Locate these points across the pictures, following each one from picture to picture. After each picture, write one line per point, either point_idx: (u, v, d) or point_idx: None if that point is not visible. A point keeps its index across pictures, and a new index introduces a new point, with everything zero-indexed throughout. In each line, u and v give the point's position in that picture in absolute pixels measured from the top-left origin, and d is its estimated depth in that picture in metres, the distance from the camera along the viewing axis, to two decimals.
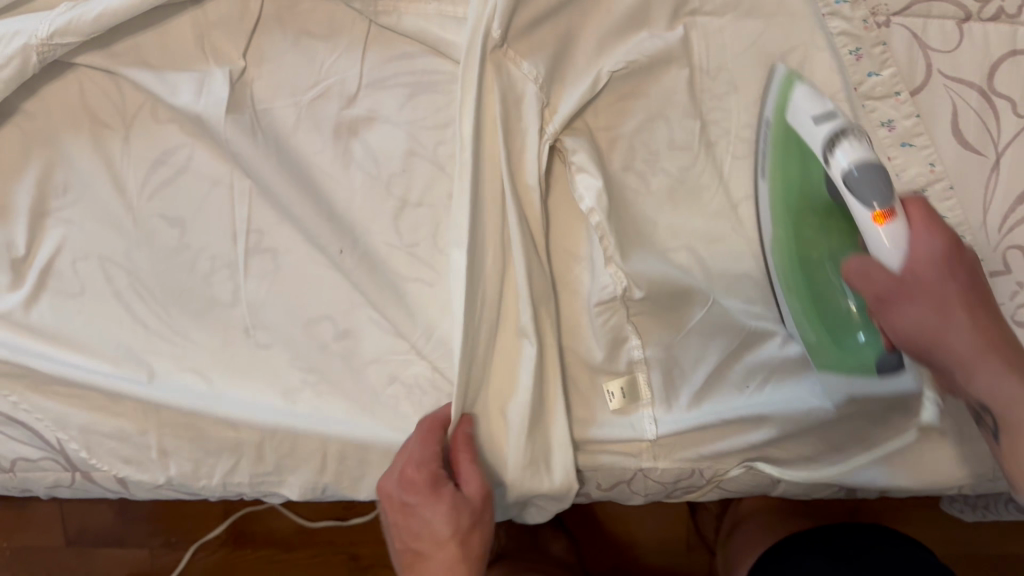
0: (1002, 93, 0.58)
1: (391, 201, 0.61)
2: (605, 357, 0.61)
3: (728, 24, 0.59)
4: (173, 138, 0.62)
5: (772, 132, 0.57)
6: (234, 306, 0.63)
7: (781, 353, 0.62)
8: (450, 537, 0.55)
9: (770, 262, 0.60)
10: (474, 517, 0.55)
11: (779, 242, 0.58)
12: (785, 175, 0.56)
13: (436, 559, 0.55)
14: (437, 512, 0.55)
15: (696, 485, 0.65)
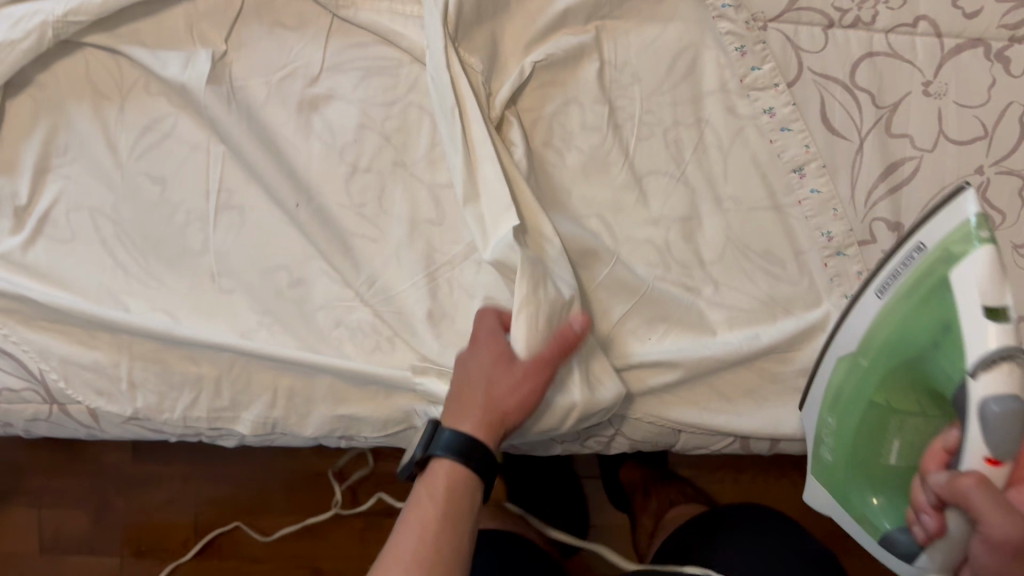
0: (863, 87, 0.69)
1: (344, 166, 0.71)
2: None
3: (632, 26, 0.71)
4: (162, 108, 0.72)
5: (921, 264, 0.56)
6: (203, 255, 0.72)
7: (678, 309, 0.71)
8: (485, 386, 0.62)
9: (835, 372, 0.64)
10: (509, 374, 0.62)
11: (861, 369, 0.61)
12: (903, 315, 0.57)
13: (462, 399, 0.63)
14: (486, 369, 0.62)
15: (604, 433, 0.74)
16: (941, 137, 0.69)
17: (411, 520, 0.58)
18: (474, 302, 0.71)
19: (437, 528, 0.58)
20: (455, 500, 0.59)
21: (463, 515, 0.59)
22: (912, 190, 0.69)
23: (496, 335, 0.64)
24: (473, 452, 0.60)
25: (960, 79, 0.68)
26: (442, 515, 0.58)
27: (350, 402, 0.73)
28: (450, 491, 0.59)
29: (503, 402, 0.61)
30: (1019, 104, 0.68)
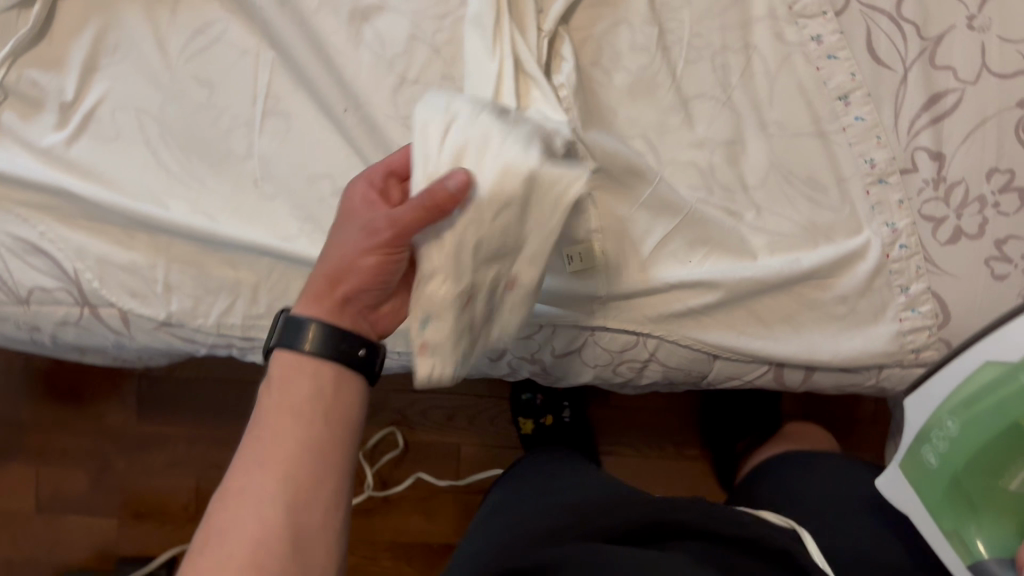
0: (909, 18, 0.70)
1: (392, 77, 0.72)
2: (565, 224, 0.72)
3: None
4: (214, 13, 0.73)
5: None
6: (247, 159, 0.72)
7: (720, 230, 0.71)
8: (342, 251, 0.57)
9: (976, 374, 0.63)
10: (376, 233, 0.56)
11: (1012, 388, 0.60)
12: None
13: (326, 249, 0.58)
14: (347, 239, 0.57)
15: (639, 359, 0.74)
16: (984, 70, 0.70)
17: (260, 423, 0.52)
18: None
19: (281, 423, 0.52)
20: (301, 394, 0.53)
21: (304, 409, 0.52)
22: (954, 121, 0.70)
23: (378, 192, 0.59)
24: (342, 343, 0.55)
25: (1005, 14, 0.69)
26: (293, 405, 0.53)
27: None
28: (297, 388, 0.53)
29: (345, 268, 0.56)
30: None
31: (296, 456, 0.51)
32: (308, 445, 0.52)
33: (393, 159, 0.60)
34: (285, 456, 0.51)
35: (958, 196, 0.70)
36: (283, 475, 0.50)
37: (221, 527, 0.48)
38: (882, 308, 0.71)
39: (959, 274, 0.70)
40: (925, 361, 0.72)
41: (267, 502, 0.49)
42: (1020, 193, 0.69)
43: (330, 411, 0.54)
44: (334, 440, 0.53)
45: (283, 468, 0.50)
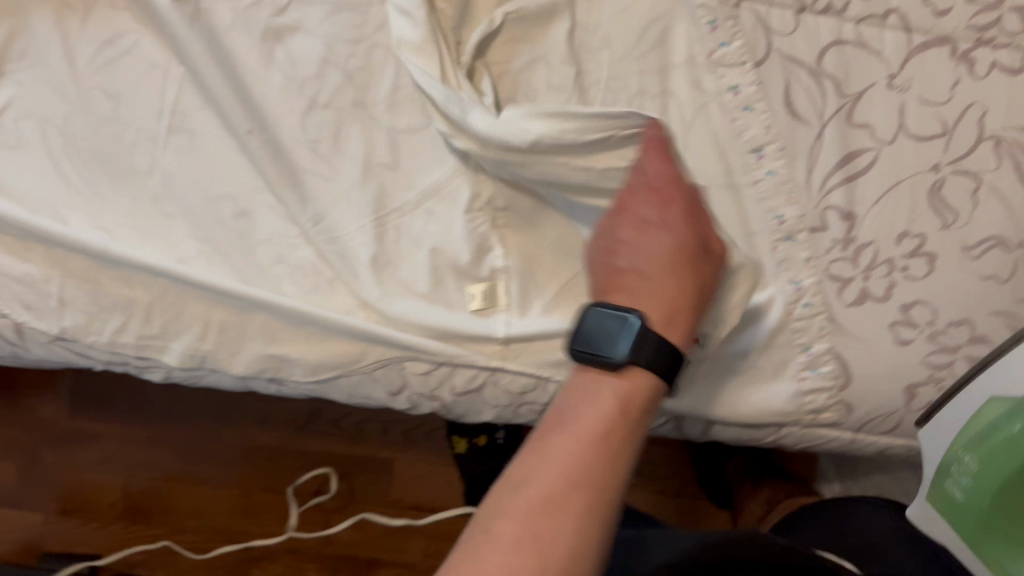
0: (828, 73, 0.68)
1: (302, 100, 0.70)
2: (469, 261, 0.70)
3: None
4: (125, 24, 0.71)
5: None
6: (150, 175, 0.71)
7: None
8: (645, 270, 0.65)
9: (983, 409, 0.61)
10: (684, 256, 0.63)
11: (1013, 428, 0.58)
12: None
13: (645, 282, 0.64)
14: (638, 255, 0.65)
15: (538, 402, 0.73)
16: (901, 131, 0.68)
17: (541, 449, 0.56)
18: (420, 252, 0.70)
19: (572, 460, 0.55)
20: (593, 424, 0.57)
21: (635, 431, 0.58)
22: (868, 180, 0.68)
23: (667, 187, 0.63)
24: (675, 362, 0.61)
25: (925, 75, 0.68)
26: (572, 438, 0.56)
27: (283, 342, 0.70)
28: (597, 423, 0.57)
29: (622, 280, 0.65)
30: (980, 106, 0.68)
31: (560, 494, 0.53)
32: (584, 481, 0.54)
33: (654, 159, 0.62)
34: (566, 494, 0.53)
35: (867, 257, 0.69)
36: (560, 521, 0.52)
37: (461, 550, 0.51)
38: (783, 365, 0.70)
39: (863, 336, 0.69)
40: (822, 422, 0.72)
41: (535, 544, 0.51)
42: (929, 258, 0.69)
43: (604, 445, 0.56)
44: (613, 482, 0.55)
45: (564, 511, 0.53)
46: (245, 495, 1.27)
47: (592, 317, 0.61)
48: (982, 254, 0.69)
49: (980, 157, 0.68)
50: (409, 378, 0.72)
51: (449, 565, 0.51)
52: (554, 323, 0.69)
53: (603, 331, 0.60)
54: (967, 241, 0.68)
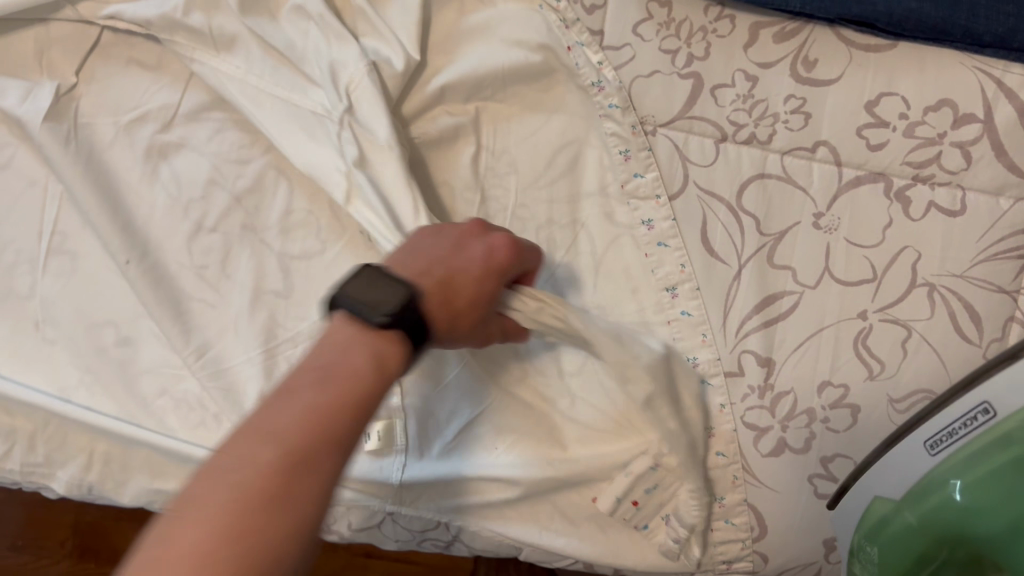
0: (749, 210, 0.64)
1: (188, 223, 0.66)
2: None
3: (515, 113, 0.66)
4: (2, 138, 0.68)
5: (986, 434, 0.47)
6: (29, 299, 0.67)
7: (527, 418, 0.66)
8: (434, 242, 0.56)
9: (871, 506, 0.54)
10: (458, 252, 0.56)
11: (903, 522, 0.50)
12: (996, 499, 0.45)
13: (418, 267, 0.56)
14: (465, 259, 0.56)
15: (442, 538, 0.69)
16: (827, 274, 0.63)
17: (273, 402, 0.40)
18: None
19: (295, 394, 0.41)
20: (347, 380, 0.42)
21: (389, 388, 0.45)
22: (790, 326, 0.64)
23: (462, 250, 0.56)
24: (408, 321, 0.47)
25: (855, 214, 0.63)
26: (356, 359, 0.44)
27: (167, 477, 0.68)
28: (378, 354, 0.45)
29: (441, 265, 0.55)
30: (913, 249, 0.63)
31: (347, 412, 0.41)
32: (354, 414, 0.41)
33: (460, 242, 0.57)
34: (331, 426, 0.40)
35: (785, 407, 0.64)
36: (326, 443, 0.39)
37: (197, 494, 0.36)
38: None
39: (781, 489, 0.65)
40: (738, 569, 0.68)
41: (294, 485, 0.37)
42: (851, 410, 0.63)
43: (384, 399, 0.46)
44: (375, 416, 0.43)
45: (325, 453, 0.39)
46: None
47: (376, 270, 0.48)
48: (908, 409, 0.63)
49: (911, 304, 0.63)
50: None
51: (180, 518, 0.35)
52: (451, 468, 0.65)
53: (380, 295, 0.47)
54: (894, 394, 0.63)
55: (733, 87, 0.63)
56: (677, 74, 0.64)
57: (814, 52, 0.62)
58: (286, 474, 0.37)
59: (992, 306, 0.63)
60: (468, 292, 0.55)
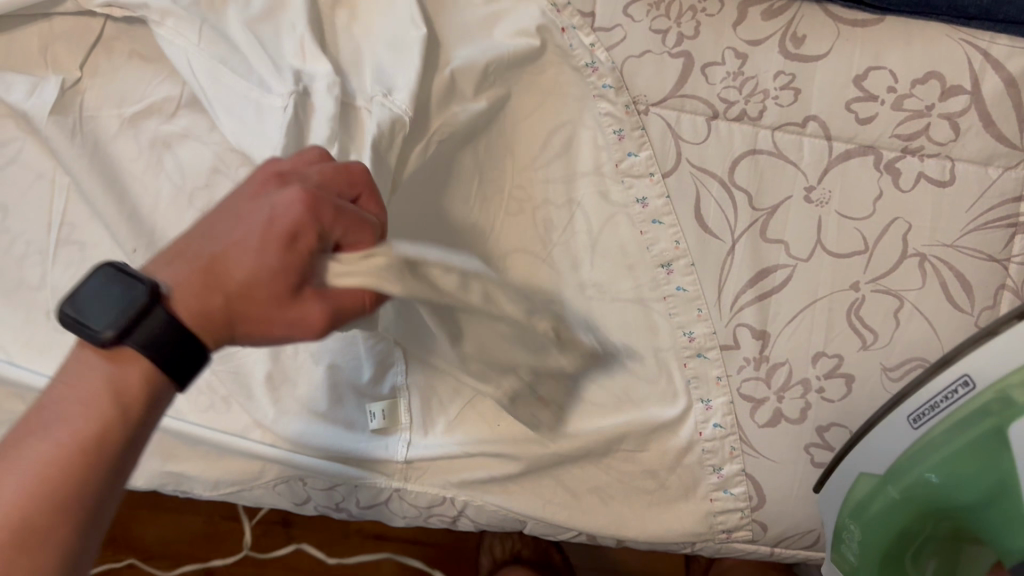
0: (741, 186, 0.65)
1: (192, 211, 0.68)
2: (370, 380, 0.67)
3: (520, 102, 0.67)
4: (10, 132, 0.69)
5: (952, 417, 0.49)
6: (39, 290, 0.68)
7: None
8: (226, 210, 0.46)
9: (852, 487, 0.57)
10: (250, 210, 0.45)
11: (885, 496, 0.54)
12: (971, 468, 0.48)
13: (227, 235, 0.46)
14: (235, 231, 0.44)
15: (448, 514, 0.71)
16: (819, 247, 0.65)
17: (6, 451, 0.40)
18: (318, 367, 0.67)
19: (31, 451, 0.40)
20: (80, 418, 0.41)
21: (140, 415, 0.43)
22: (784, 299, 0.65)
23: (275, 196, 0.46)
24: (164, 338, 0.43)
25: (846, 187, 0.64)
26: (93, 381, 0.42)
27: (178, 459, 0.69)
28: (139, 376, 0.43)
29: (207, 247, 0.45)
30: (904, 221, 0.64)
31: (85, 454, 0.41)
32: (100, 450, 0.41)
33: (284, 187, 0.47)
34: (53, 472, 0.40)
35: (780, 377, 0.65)
36: (61, 495, 0.40)
37: None
38: (693, 485, 0.68)
39: (778, 459, 0.66)
40: (737, 539, 0.69)
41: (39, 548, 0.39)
42: (845, 379, 0.65)
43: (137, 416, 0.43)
44: (137, 440, 0.43)
45: (58, 505, 0.39)
46: (207, 523, 1.03)
47: (114, 267, 0.43)
48: (902, 376, 0.64)
49: (902, 275, 0.64)
50: (313, 493, 0.71)
51: None
52: (454, 444, 0.67)
53: (110, 300, 0.42)
54: (887, 362, 0.64)
55: (723, 65, 0.64)
56: (668, 53, 0.65)
57: (803, 28, 0.63)
58: (27, 532, 0.39)
59: (982, 274, 0.64)
60: (244, 269, 0.43)
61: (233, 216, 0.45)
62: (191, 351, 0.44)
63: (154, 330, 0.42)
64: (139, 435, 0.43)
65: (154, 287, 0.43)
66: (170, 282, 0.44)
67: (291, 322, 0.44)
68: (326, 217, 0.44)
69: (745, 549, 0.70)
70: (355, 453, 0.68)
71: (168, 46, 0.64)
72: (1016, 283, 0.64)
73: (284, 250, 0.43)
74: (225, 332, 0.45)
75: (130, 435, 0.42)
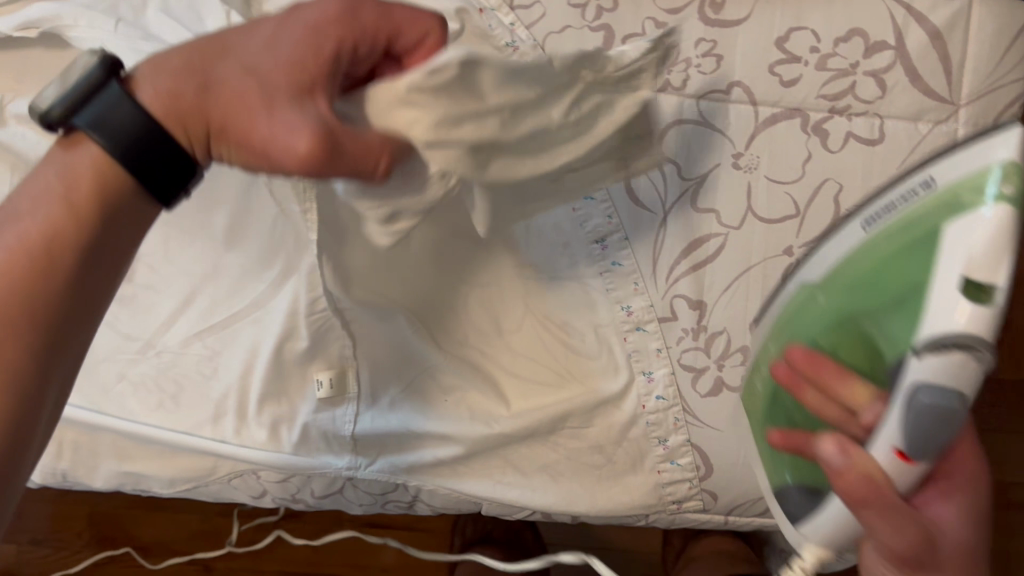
0: (669, 156, 0.64)
1: None
2: (308, 355, 0.65)
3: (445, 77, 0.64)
4: None
5: (919, 206, 0.44)
6: None
7: (469, 377, 0.68)
8: (253, 25, 0.47)
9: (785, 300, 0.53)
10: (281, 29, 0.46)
11: (811, 306, 0.50)
12: (879, 256, 0.46)
13: (246, 46, 0.46)
14: (256, 38, 0.46)
15: (403, 499, 0.72)
16: (750, 214, 0.64)
17: None
18: (259, 359, 0.66)
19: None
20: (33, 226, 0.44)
21: (88, 224, 0.45)
22: (718, 267, 0.65)
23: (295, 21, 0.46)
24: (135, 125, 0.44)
25: (775, 152, 0.63)
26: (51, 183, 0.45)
27: (134, 460, 0.71)
28: (86, 174, 0.44)
29: (219, 40, 0.47)
30: (835, 182, 0.63)
31: (36, 264, 0.43)
32: (54, 258, 0.44)
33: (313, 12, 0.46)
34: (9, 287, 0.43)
35: (719, 346, 0.65)
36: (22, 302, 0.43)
37: None
38: (640, 458, 0.68)
39: (722, 428, 0.66)
40: (689, 509, 0.69)
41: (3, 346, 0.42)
42: None
43: (79, 226, 0.44)
44: (93, 244, 0.45)
45: (23, 319, 0.43)
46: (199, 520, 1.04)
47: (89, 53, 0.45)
48: None
49: None
50: (268, 486, 0.72)
51: None
52: (399, 425, 0.68)
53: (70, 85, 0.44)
54: None
55: (644, 35, 0.64)
56: (588, 27, 0.64)
57: None
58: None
59: None
60: (236, 68, 0.45)
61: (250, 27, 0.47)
62: (158, 143, 0.45)
63: (115, 119, 0.44)
64: (96, 240, 0.45)
65: (111, 68, 0.45)
66: (151, 77, 0.46)
67: (288, 124, 0.44)
68: (368, 28, 0.46)
69: (696, 518, 0.70)
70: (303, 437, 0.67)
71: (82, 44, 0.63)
72: None
73: (294, 60, 0.44)
74: (198, 123, 0.45)
75: (84, 237, 0.45)
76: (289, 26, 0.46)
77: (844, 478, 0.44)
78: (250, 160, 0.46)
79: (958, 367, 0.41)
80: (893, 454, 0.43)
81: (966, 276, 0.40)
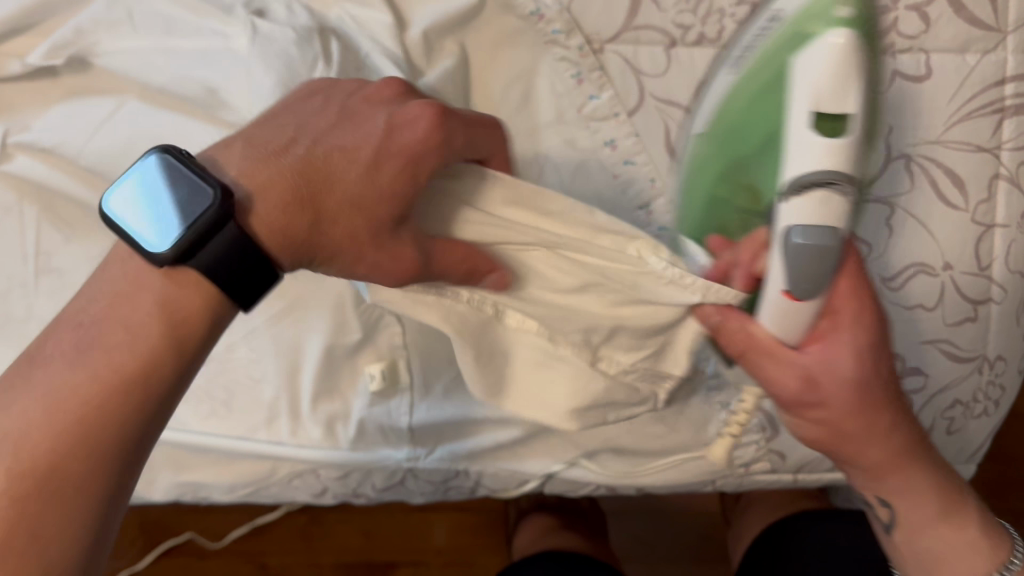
0: None
1: None
2: (362, 344, 0.65)
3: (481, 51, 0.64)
4: None
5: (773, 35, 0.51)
6: None
7: None
8: (337, 142, 0.43)
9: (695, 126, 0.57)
10: (387, 151, 0.43)
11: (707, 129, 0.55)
12: (754, 82, 0.52)
13: (344, 173, 0.43)
14: (349, 160, 0.43)
15: (464, 485, 0.71)
16: None
17: (41, 367, 0.38)
18: (310, 347, 0.65)
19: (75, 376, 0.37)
20: (116, 347, 0.38)
21: (181, 348, 0.40)
22: None
23: (402, 149, 0.43)
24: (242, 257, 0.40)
25: None
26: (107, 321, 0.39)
27: (190, 469, 0.70)
28: (191, 291, 0.40)
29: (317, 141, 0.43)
30: (885, 122, 0.61)
31: (123, 390, 0.38)
32: (141, 383, 0.38)
33: (410, 130, 0.43)
34: (61, 439, 0.37)
35: None
36: (104, 431, 0.37)
37: None
38: (704, 423, 0.67)
39: None
40: (757, 471, 0.68)
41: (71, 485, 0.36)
42: None
43: (166, 356, 0.39)
44: (158, 391, 0.39)
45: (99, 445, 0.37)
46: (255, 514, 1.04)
47: (173, 157, 0.40)
48: (902, 285, 0.62)
49: (888, 180, 0.61)
50: (328, 483, 0.70)
51: None
52: (457, 410, 0.67)
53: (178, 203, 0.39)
54: (886, 273, 0.62)
55: None
56: None
57: None
58: (48, 474, 0.36)
59: (973, 166, 0.61)
60: (345, 198, 0.43)
61: (348, 130, 0.44)
62: (257, 266, 0.41)
63: (220, 246, 0.40)
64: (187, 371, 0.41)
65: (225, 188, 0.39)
66: (256, 200, 0.41)
67: (406, 251, 0.45)
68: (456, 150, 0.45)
69: (768, 479, 0.69)
70: (359, 432, 0.67)
71: (121, 58, 0.64)
72: (1009, 171, 0.62)
73: (411, 187, 0.44)
74: (308, 255, 0.43)
75: (175, 366, 0.40)
76: (394, 152, 0.43)
77: (729, 333, 0.52)
78: (362, 260, 0.44)
79: (818, 202, 0.47)
80: (778, 293, 0.49)
81: (816, 112, 0.47)
